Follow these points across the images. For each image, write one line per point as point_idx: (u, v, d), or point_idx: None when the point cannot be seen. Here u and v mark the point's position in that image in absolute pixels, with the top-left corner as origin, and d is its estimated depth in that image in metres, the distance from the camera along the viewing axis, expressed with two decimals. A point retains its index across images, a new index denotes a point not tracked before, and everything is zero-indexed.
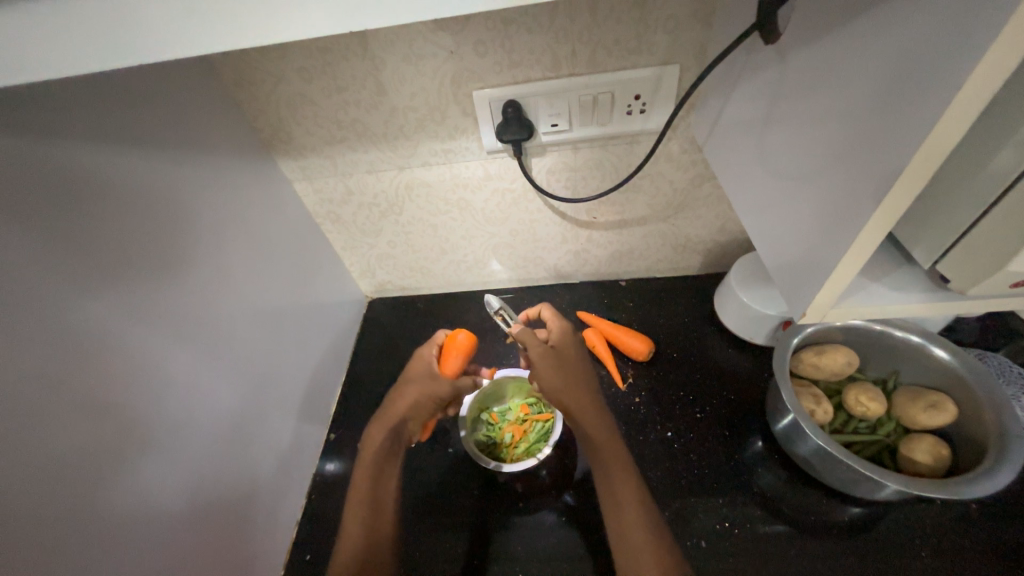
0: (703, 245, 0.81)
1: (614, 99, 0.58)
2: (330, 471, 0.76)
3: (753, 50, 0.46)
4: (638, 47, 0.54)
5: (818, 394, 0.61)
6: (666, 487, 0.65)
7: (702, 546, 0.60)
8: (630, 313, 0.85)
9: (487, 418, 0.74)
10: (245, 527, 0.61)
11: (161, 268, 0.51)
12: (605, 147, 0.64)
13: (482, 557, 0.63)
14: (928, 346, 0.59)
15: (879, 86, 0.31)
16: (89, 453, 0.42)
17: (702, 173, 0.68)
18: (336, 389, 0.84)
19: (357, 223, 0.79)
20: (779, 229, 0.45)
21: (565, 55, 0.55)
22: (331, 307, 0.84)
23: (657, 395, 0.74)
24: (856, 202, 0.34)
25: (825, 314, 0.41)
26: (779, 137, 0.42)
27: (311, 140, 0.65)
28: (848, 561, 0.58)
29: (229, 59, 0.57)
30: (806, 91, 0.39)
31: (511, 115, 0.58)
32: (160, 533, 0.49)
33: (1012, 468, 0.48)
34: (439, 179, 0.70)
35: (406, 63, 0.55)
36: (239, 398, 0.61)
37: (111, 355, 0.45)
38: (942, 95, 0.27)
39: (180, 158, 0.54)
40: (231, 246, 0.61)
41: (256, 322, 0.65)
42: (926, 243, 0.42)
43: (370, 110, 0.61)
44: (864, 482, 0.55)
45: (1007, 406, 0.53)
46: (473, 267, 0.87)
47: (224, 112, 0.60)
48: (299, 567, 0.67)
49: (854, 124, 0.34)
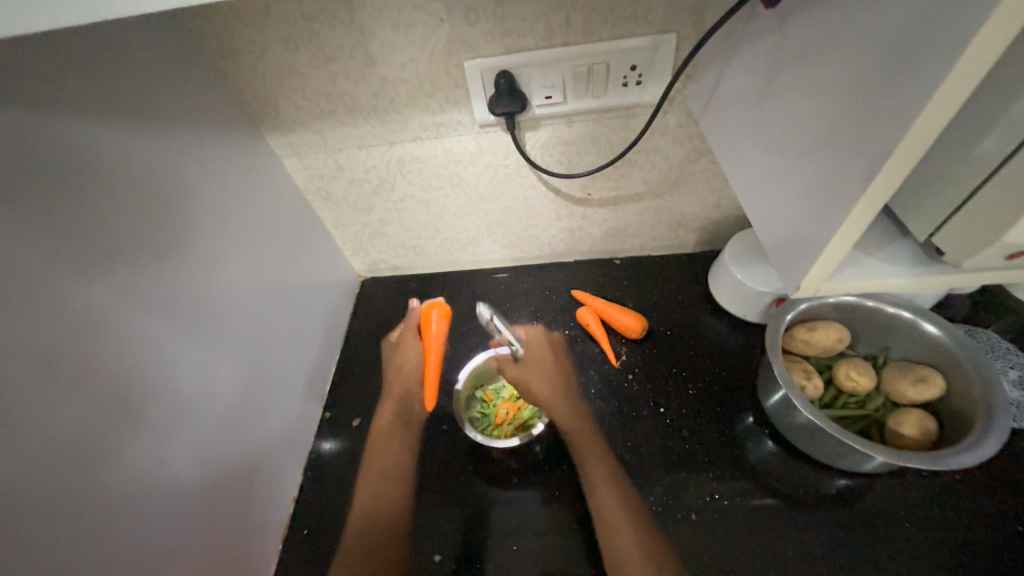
0: (699, 223, 0.81)
1: (610, 70, 0.57)
2: (326, 448, 0.76)
3: (753, 17, 0.44)
4: (635, 15, 0.52)
5: (809, 369, 0.61)
6: (658, 461, 0.66)
7: (692, 518, 0.61)
8: (625, 291, 0.85)
9: (483, 396, 0.77)
10: (242, 505, 0.62)
11: (146, 246, 0.49)
12: (600, 120, 0.63)
13: (475, 531, 0.64)
14: (919, 322, 0.60)
15: (881, 50, 0.30)
16: (79, 433, 0.42)
17: (698, 149, 0.67)
18: (331, 369, 0.84)
19: (348, 200, 0.77)
20: (776, 204, 0.44)
21: (559, 24, 0.53)
22: (324, 286, 0.83)
23: (651, 372, 0.74)
24: (852, 176, 0.33)
25: (819, 288, 0.41)
26: (779, 108, 0.41)
27: (299, 114, 0.64)
28: (835, 531, 0.59)
29: (209, 26, 0.54)
30: (807, 58, 0.37)
31: (504, 87, 0.57)
32: (155, 511, 0.49)
33: (997, 441, 0.49)
34: (431, 154, 0.68)
35: (394, 32, 0.53)
36: (232, 378, 0.61)
37: (99, 335, 0.44)
38: (946, 59, 0.26)
39: (162, 131, 0.52)
40: (220, 223, 0.59)
41: (249, 303, 0.64)
42: (924, 216, 0.41)
43: (358, 82, 0.59)
44: (851, 454, 0.56)
45: (995, 380, 0.54)
46: (468, 245, 0.86)
47: (207, 84, 0.58)
48: (297, 541, 0.69)
49: (857, 91, 0.33)
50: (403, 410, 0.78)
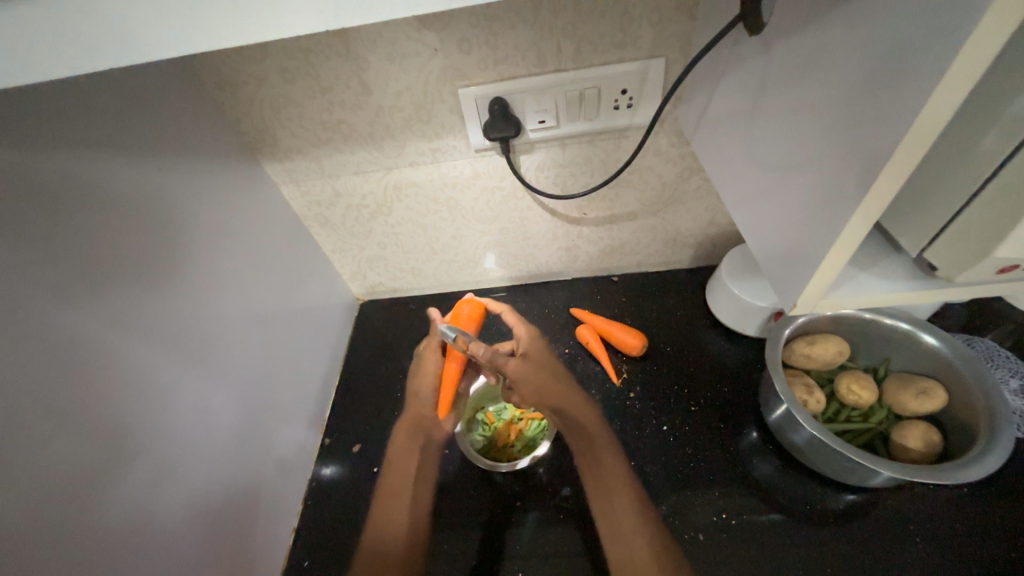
0: (694, 240, 0.82)
1: (602, 94, 0.58)
2: (326, 475, 0.75)
3: (737, 43, 0.46)
4: (624, 42, 0.54)
5: (811, 384, 0.61)
6: (663, 481, 0.65)
7: (700, 539, 0.60)
8: (623, 308, 0.85)
9: (483, 418, 0.74)
10: (243, 536, 0.61)
11: (146, 276, 0.49)
12: (593, 142, 0.64)
13: (481, 558, 0.63)
14: (917, 333, 0.60)
15: (863, 75, 0.31)
16: (81, 467, 0.42)
17: (690, 167, 0.68)
18: (330, 394, 0.84)
19: (345, 225, 0.78)
20: (769, 222, 0.45)
21: (551, 51, 0.54)
22: (324, 311, 0.83)
23: (652, 389, 0.74)
24: (842, 195, 0.34)
25: (816, 304, 0.41)
26: (767, 129, 0.42)
27: (297, 143, 0.65)
28: (846, 548, 0.58)
29: (209, 61, 0.56)
30: (792, 81, 0.39)
31: (498, 112, 0.58)
32: (156, 545, 0.48)
33: (1002, 452, 0.49)
34: (427, 178, 0.69)
35: (390, 62, 0.55)
36: (232, 406, 0.60)
37: (101, 367, 0.44)
38: (927, 82, 0.27)
39: (163, 162, 0.53)
40: (219, 252, 0.60)
41: (248, 330, 0.64)
42: (915, 232, 0.42)
43: (355, 110, 0.60)
44: (857, 469, 0.55)
45: (996, 390, 0.54)
46: (466, 266, 0.87)
47: (205, 115, 0.59)
48: (297, 573, 0.67)
49: (841, 112, 0.34)
50: (418, 430, 0.74)
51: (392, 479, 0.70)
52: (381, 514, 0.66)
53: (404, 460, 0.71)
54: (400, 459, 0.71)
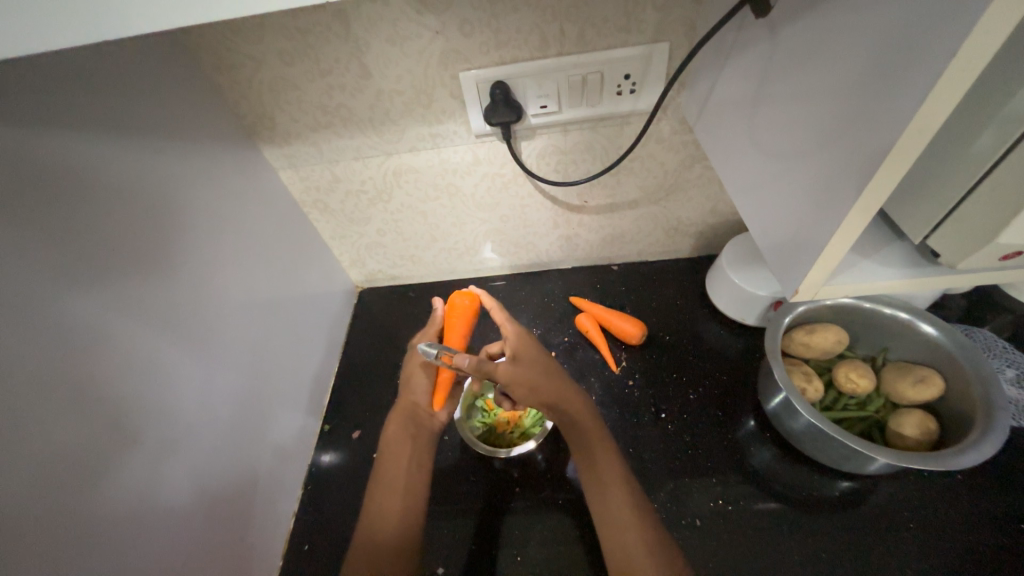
0: (695, 228, 0.81)
1: (604, 79, 0.57)
2: (326, 461, 0.76)
3: (743, 27, 0.45)
4: (627, 26, 0.53)
5: (809, 372, 0.62)
6: (661, 468, 0.66)
7: (697, 524, 0.61)
8: (623, 297, 0.85)
9: (482, 405, 0.75)
10: (242, 520, 0.61)
11: (143, 261, 0.49)
12: (595, 129, 0.64)
13: (480, 542, 0.64)
14: (916, 323, 0.60)
15: (869, 59, 0.31)
16: (79, 451, 0.42)
17: (692, 155, 0.68)
18: (330, 381, 0.84)
19: (345, 211, 0.78)
20: (772, 210, 0.45)
21: (553, 34, 0.53)
22: (323, 298, 0.83)
23: (651, 378, 0.74)
24: (845, 182, 0.34)
25: (816, 292, 0.42)
26: (772, 115, 0.42)
27: (295, 127, 0.64)
28: (840, 534, 0.59)
29: (206, 41, 0.55)
30: (798, 66, 0.38)
31: (499, 97, 0.57)
32: (155, 528, 0.49)
33: (997, 440, 0.49)
34: (427, 165, 0.69)
35: (390, 45, 0.54)
36: (231, 391, 0.60)
37: (99, 351, 0.44)
38: (933, 67, 0.26)
39: (160, 145, 0.52)
40: (217, 236, 0.59)
41: (247, 316, 0.64)
42: (917, 220, 0.42)
43: (354, 94, 0.59)
44: (854, 456, 0.56)
45: (993, 378, 0.54)
46: (466, 254, 0.87)
47: (202, 98, 0.58)
48: (298, 557, 0.68)
49: (847, 98, 0.33)
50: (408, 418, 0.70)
51: (385, 471, 0.65)
52: (374, 507, 0.61)
53: (398, 450, 0.67)
54: (394, 446, 0.67)
